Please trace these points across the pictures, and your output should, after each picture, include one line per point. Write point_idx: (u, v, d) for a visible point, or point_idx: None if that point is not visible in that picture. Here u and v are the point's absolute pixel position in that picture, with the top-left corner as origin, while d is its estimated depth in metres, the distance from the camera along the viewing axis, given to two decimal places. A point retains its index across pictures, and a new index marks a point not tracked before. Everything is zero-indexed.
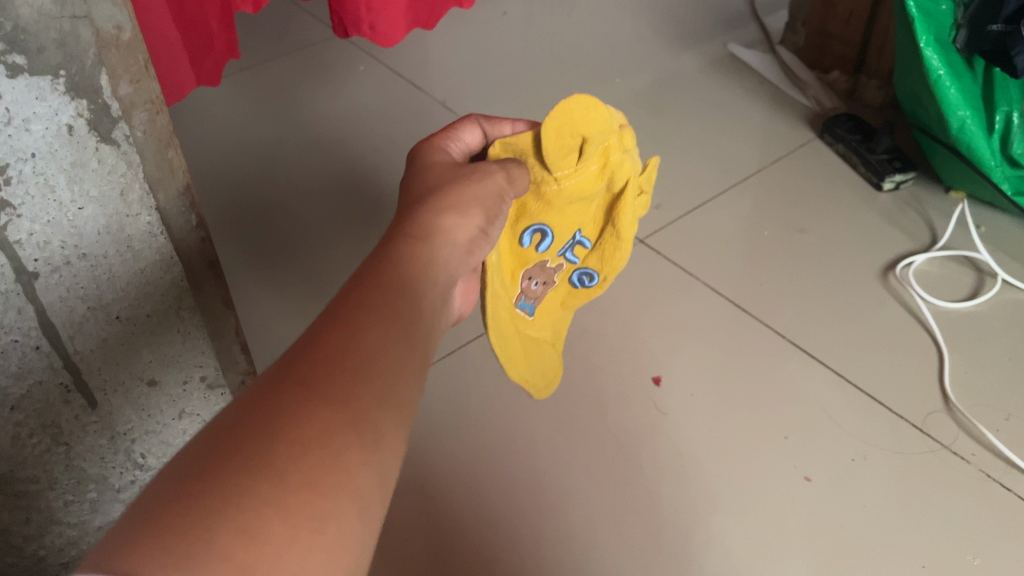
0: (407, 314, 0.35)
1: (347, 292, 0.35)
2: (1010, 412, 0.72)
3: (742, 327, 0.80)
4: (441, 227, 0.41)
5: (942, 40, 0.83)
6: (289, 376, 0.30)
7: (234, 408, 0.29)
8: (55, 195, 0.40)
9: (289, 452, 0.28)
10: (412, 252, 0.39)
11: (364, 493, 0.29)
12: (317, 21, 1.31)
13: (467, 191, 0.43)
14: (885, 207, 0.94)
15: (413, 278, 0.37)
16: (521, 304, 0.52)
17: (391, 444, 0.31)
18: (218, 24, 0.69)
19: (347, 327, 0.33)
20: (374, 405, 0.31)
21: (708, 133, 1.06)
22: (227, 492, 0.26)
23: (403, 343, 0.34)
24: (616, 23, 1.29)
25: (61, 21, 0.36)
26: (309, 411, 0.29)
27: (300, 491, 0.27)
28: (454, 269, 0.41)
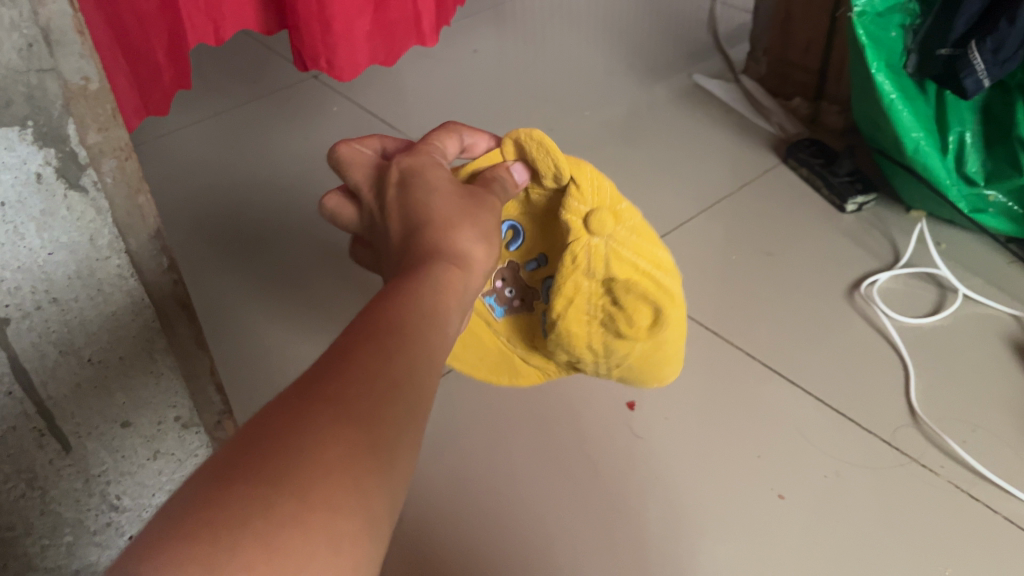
0: (433, 329, 0.35)
1: (379, 299, 0.36)
2: (976, 424, 0.73)
3: (713, 350, 0.81)
4: (467, 254, 0.40)
5: (894, 66, 0.86)
6: (317, 390, 0.30)
7: (266, 414, 0.29)
8: (24, 242, 0.41)
9: (312, 470, 0.28)
10: (448, 276, 0.38)
11: (380, 514, 0.29)
12: (290, 64, 1.33)
13: (489, 222, 0.43)
14: (849, 228, 0.96)
15: (446, 291, 0.37)
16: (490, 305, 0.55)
17: (407, 468, 0.31)
18: (165, 56, 0.70)
19: (377, 343, 0.33)
20: (397, 429, 0.31)
21: (676, 162, 1.08)
22: (247, 510, 0.26)
23: (428, 362, 0.34)
24: (583, 58, 1.32)
25: (28, 75, 0.38)
26: (334, 430, 0.29)
27: (319, 509, 0.27)
28: (475, 294, 0.40)
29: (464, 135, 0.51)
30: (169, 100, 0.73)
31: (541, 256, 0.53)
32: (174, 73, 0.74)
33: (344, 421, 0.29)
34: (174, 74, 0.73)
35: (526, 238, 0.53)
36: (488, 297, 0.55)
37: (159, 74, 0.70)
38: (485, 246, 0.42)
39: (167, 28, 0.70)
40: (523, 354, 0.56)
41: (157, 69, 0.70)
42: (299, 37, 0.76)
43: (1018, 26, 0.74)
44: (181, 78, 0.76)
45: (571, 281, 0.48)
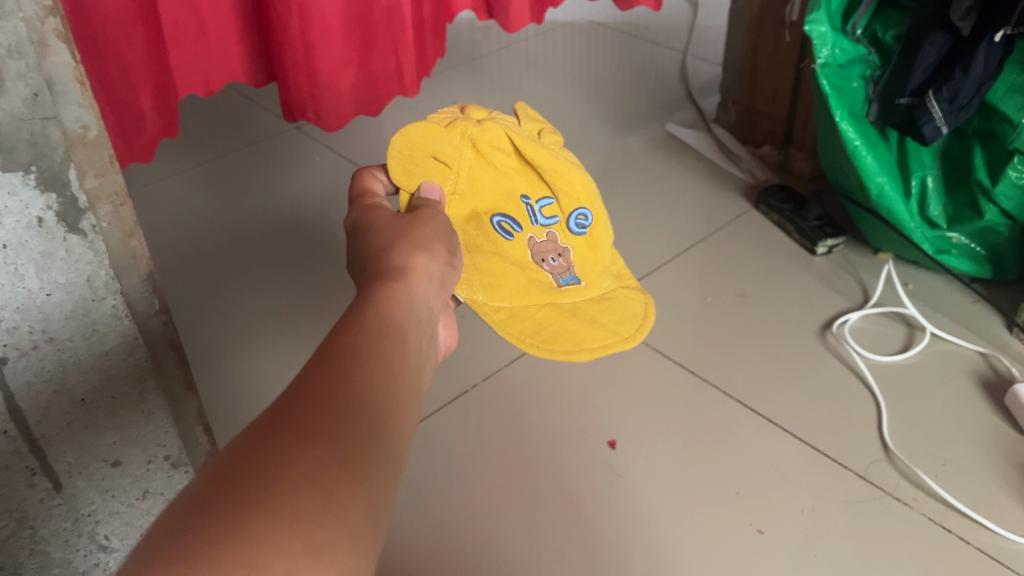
0: (385, 358, 0.39)
1: (328, 339, 0.39)
2: (947, 457, 0.75)
3: (691, 389, 0.83)
4: (412, 265, 0.47)
5: (857, 114, 0.90)
6: (279, 418, 0.33)
7: (234, 445, 0.31)
8: (24, 283, 0.42)
9: (283, 487, 0.30)
10: (393, 291, 0.44)
11: (358, 525, 0.31)
12: (273, 114, 1.36)
13: (428, 231, 0.51)
14: (819, 270, 0.99)
15: (394, 320, 0.42)
16: (564, 279, 0.61)
17: (382, 481, 0.33)
18: (152, 105, 0.72)
19: (327, 373, 0.36)
20: (361, 445, 0.33)
21: (651, 208, 1.12)
22: (225, 529, 0.28)
23: (382, 386, 0.37)
24: (559, 108, 1.36)
25: (32, 123, 0.40)
26: (300, 450, 0.31)
27: (295, 522, 0.29)
28: (428, 300, 0.46)
29: (377, 172, 0.58)
30: (154, 148, 0.75)
31: (524, 199, 0.61)
32: (160, 122, 0.76)
33: (309, 441, 0.32)
34: (162, 123, 0.75)
35: (505, 212, 0.60)
36: (557, 271, 0.61)
37: (145, 123, 0.72)
38: (425, 254, 0.49)
39: (155, 79, 0.72)
40: (601, 262, 0.65)
41: (144, 117, 0.72)
42: (287, 88, 0.79)
43: (972, 74, 0.77)
44: (169, 127, 0.78)
45: (542, 157, 0.61)
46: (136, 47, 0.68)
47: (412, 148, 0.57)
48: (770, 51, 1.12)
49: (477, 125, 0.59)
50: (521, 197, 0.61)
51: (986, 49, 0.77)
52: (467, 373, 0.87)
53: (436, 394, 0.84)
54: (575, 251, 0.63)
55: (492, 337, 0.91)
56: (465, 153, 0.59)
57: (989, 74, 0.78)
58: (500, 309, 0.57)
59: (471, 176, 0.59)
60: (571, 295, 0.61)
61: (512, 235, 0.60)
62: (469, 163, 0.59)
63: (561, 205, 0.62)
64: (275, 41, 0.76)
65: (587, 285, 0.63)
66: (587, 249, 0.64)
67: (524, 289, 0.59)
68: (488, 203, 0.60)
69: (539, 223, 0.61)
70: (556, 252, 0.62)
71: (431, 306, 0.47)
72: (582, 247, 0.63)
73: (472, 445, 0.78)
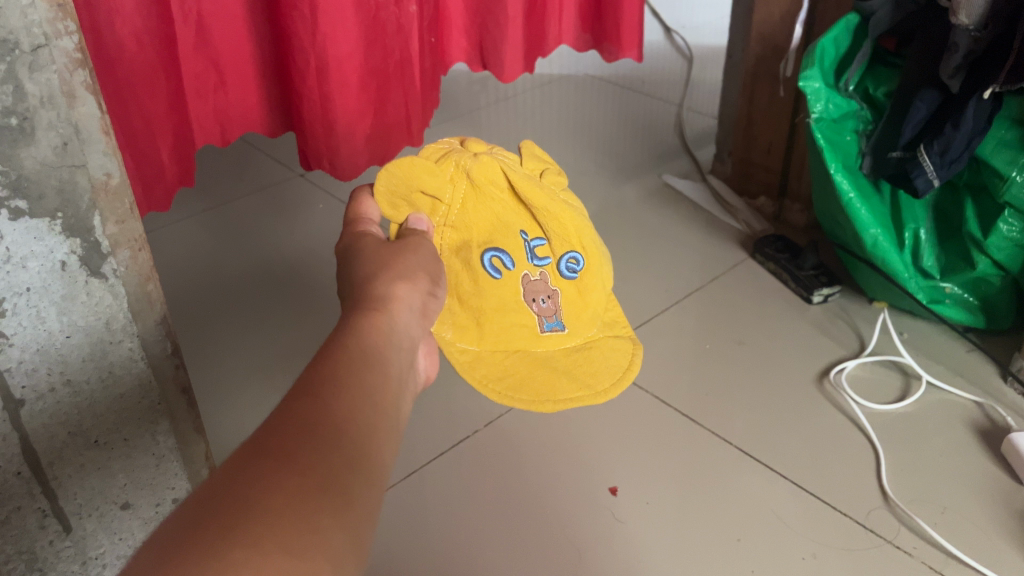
0: (366, 386, 0.40)
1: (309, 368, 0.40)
2: (946, 505, 0.75)
3: (691, 436, 0.84)
4: (393, 294, 0.48)
5: (851, 167, 0.92)
6: (261, 448, 0.33)
7: (216, 473, 0.32)
8: (45, 325, 0.43)
9: (263, 516, 0.30)
10: (375, 320, 0.45)
11: (339, 555, 0.31)
12: (277, 162, 1.38)
13: (411, 260, 0.52)
14: (816, 318, 1.00)
15: (373, 348, 0.43)
16: (547, 325, 0.62)
17: (362, 510, 0.34)
18: (171, 155, 0.74)
19: (309, 402, 0.37)
20: (343, 474, 0.34)
21: (649, 257, 1.13)
22: (207, 556, 0.28)
23: (362, 416, 0.38)
24: (558, 159, 1.39)
25: (61, 170, 0.41)
26: (280, 480, 0.32)
27: (275, 552, 0.29)
28: (409, 327, 0.47)
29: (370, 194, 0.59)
30: (173, 197, 0.77)
31: (520, 235, 0.61)
32: (178, 172, 0.78)
33: (290, 471, 0.32)
34: (180, 173, 0.77)
35: (503, 248, 0.60)
36: (543, 314, 0.62)
37: (165, 173, 0.74)
38: (407, 283, 0.49)
39: (174, 130, 0.74)
40: (591, 308, 0.65)
41: (163, 167, 0.74)
42: (305, 138, 0.82)
43: (962, 129, 0.80)
44: (187, 177, 0.80)
45: (537, 195, 0.61)
46: (157, 99, 0.70)
47: (402, 177, 0.58)
48: (765, 104, 1.15)
49: (472, 157, 0.60)
50: (519, 232, 0.61)
51: (975, 105, 0.79)
52: (469, 420, 0.88)
53: (437, 440, 0.85)
54: (565, 296, 0.63)
55: None
56: (460, 185, 0.59)
57: (978, 129, 0.80)
58: (467, 351, 0.61)
59: (465, 209, 0.60)
60: (548, 342, 0.63)
61: (500, 274, 0.60)
62: (462, 195, 0.59)
63: (553, 247, 0.62)
64: (294, 94, 0.79)
65: (570, 333, 0.64)
66: (578, 295, 0.63)
67: (499, 333, 0.61)
68: (486, 237, 0.60)
69: (533, 262, 0.62)
70: (546, 293, 0.62)
71: (413, 334, 0.48)
72: (574, 293, 0.63)
73: (473, 491, 0.79)
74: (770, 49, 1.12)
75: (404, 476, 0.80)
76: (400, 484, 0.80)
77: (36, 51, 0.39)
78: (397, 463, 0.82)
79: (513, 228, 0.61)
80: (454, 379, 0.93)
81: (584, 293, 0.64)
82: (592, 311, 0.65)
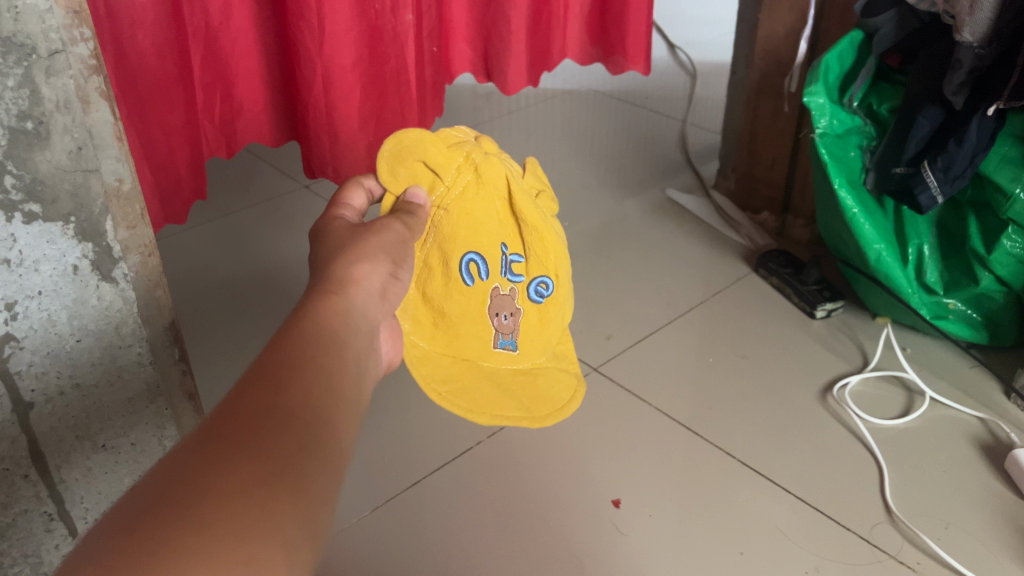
0: (321, 372, 0.40)
1: (263, 356, 0.40)
2: (950, 520, 0.75)
3: (693, 448, 0.84)
4: (353, 277, 0.49)
5: (854, 182, 0.92)
6: (213, 433, 0.34)
7: (168, 457, 0.32)
8: (56, 328, 0.45)
9: (215, 501, 0.30)
10: (332, 301, 0.47)
11: (291, 539, 0.32)
12: (281, 174, 1.39)
13: (371, 243, 0.52)
14: (819, 333, 1.00)
15: (332, 329, 0.44)
16: (501, 341, 0.62)
17: (316, 494, 0.34)
18: (188, 167, 0.75)
19: (264, 388, 0.37)
20: (297, 459, 0.34)
21: (652, 271, 1.14)
22: (157, 539, 0.28)
23: (318, 401, 0.38)
24: (562, 173, 1.40)
25: (74, 174, 0.44)
26: (233, 465, 0.32)
27: (227, 537, 0.29)
28: (368, 311, 0.49)
29: (365, 180, 0.60)
30: (189, 209, 0.78)
31: (502, 247, 0.61)
32: (194, 184, 0.78)
33: (241, 455, 0.33)
34: (195, 185, 0.78)
35: (481, 254, 0.60)
36: (501, 330, 0.62)
37: (182, 185, 0.75)
38: (366, 265, 0.50)
39: (190, 142, 0.75)
40: (548, 337, 0.65)
41: (181, 179, 0.74)
42: (310, 147, 0.83)
43: (965, 145, 0.80)
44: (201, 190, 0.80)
45: (532, 211, 0.61)
46: (173, 111, 0.70)
47: (410, 149, 0.59)
48: (768, 120, 1.16)
49: (483, 154, 0.61)
50: (501, 243, 0.61)
51: (979, 123, 0.80)
52: (471, 431, 0.88)
53: (440, 451, 0.85)
54: (526, 319, 0.63)
55: None
56: (467, 175, 0.60)
57: (982, 145, 0.81)
58: (415, 345, 0.60)
59: (460, 199, 0.60)
60: (496, 359, 0.62)
61: (471, 280, 0.60)
62: (463, 186, 0.60)
63: (529, 267, 0.62)
64: (299, 102, 0.79)
65: (521, 356, 0.64)
66: (538, 322, 0.64)
67: (452, 337, 0.61)
68: (471, 238, 0.59)
69: (506, 276, 0.61)
70: (509, 310, 0.62)
71: (371, 316, 0.49)
72: (535, 319, 0.63)
73: (474, 501, 0.79)
74: (773, 66, 1.12)
75: (407, 487, 0.81)
76: (402, 494, 0.80)
77: (53, 56, 0.41)
78: (400, 473, 0.82)
79: (501, 236, 0.61)
80: None
81: (544, 322, 0.64)
82: (546, 340, 0.65)
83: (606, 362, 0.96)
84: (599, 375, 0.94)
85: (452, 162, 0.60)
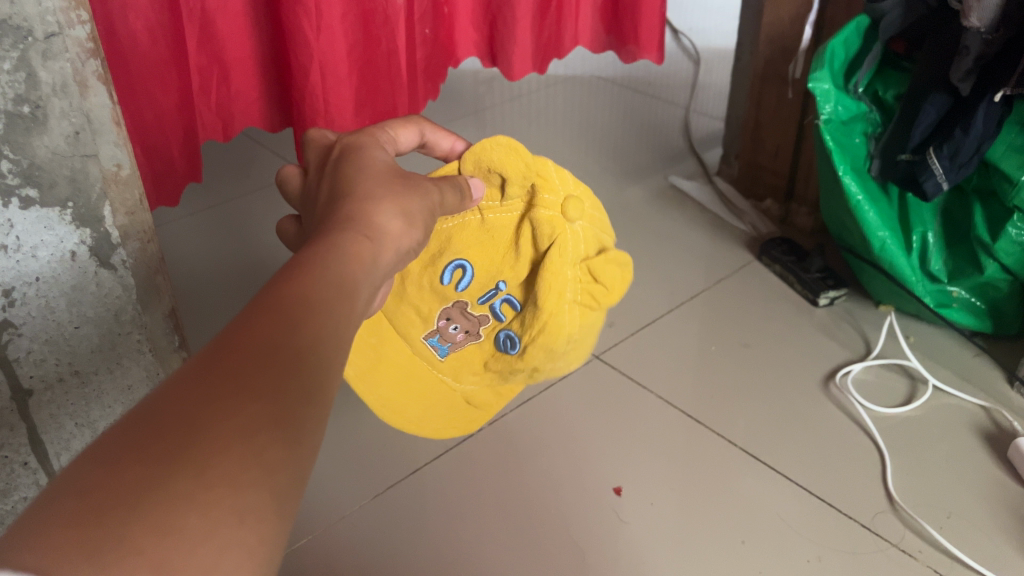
0: (337, 305, 0.36)
1: (276, 276, 0.36)
2: (951, 509, 0.75)
3: (695, 436, 0.84)
4: (385, 231, 0.42)
5: (859, 169, 0.92)
6: (216, 364, 0.30)
7: (164, 388, 0.29)
8: (54, 316, 0.46)
9: (211, 448, 0.27)
10: (360, 244, 0.40)
11: (281, 494, 0.29)
12: (283, 160, 1.39)
13: (410, 202, 0.44)
14: (822, 321, 1.00)
15: (355, 262, 0.38)
16: (432, 339, 0.60)
17: (311, 444, 0.31)
18: (181, 149, 0.75)
19: (276, 317, 0.33)
20: (299, 403, 0.31)
21: (654, 258, 1.13)
22: (142, 487, 0.25)
23: (331, 337, 0.35)
24: (563, 160, 1.39)
25: (72, 160, 0.44)
26: (234, 406, 0.29)
27: (219, 488, 0.27)
28: (391, 266, 0.42)
29: (425, 129, 0.55)
30: (181, 190, 0.78)
31: (495, 282, 0.58)
32: (188, 166, 0.78)
33: (244, 394, 0.29)
34: (190, 166, 0.78)
35: (472, 267, 0.57)
36: (439, 333, 0.59)
37: (174, 167, 0.75)
38: (400, 223, 0.43)
39: (184, 125, 0.75)
40: (487, 375, 0.62)
41: (173, 161, 0.75)
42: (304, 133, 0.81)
43: (971, 133, 0.80)
44: (197, 172, 0.80)
45: (557, 282, 0.54)
46: (167, 93, 0.70)
47: (497, 156, 0.56)
48: (773, 107, 1.15)
49: (563, 215, 0.55)
50: (500, 280, 0.58)
51: (986, 108, 0.79)
52: (472, 418, 0.87)
53: (441, 437, 0.85)
54: (475, 346, 0.60)
55: None
56: (521, 207, 0.57)
57: (988, 134, 0.80)
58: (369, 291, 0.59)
59: (495, 224, 0.57)
60: (424, 352, 0.61)
61: (445, 281, 0.57)
62: (509, 214, 0.57)
63: (514, 316, 0.58)
64: (295, 88, 0.78)
65: (443, 365, 0.61)
66: (482, 362, 0.61)
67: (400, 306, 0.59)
68: (472, 253, 0.57)
69: (485, 303, 0.58)
70: (460, 323, 0.59)
71: (391, 269, 0.42)
72: (483, 355, 0.60)
73: (475, 489, 0.79)
74: (778, 52, 1.11)
75: (408, 475, 0.80)
76: (403, 482, 0.80)
77: (49, 39, 0.41)
78: (401, 460, 0.82)
79: (509, 273, 0.57)
80: None
81: (490, 367, 0.61)
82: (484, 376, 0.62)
83: (607, 350, 0.96)
84: (601, 363, 0.94)
85: (522, 186, 0.56)
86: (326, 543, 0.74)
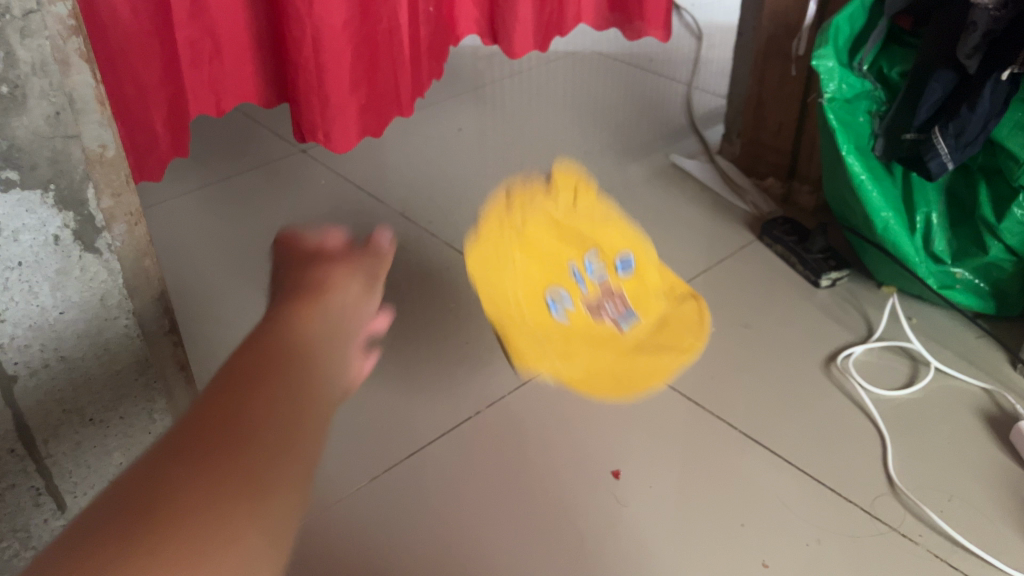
0: (282, 383, 0.45)
1: (216, 376, 0.45)
2: (952, 492, 0.75)
3: (694, 418, 0.83)
4: (332, 288, 0.57)
5: (862, 148, 0.90)
6: (177, 447, 0.38)
7: (140, 468, 0.37)
8: (38, 300, 0.45)
9: (183, 499, 0.36)
10: (302, 317, 0.52)
11: (252, 532, 0.37)
12: (279, 137, 1.37)
13: (343, 267, 0.60)
14: (824, 302, 0.99)
15: (299, 347, 0.49)
16: (620, 315, 0.94)
17: (279, 501, 0.39)
18: (164, 124, 0.76)
19: (224, 402, 0.41)
20: (261, 465, 0.39)
21: (654, 238, 1.12)
22: (149, 523, 0.35)
23: (279, 411, 0.43)
24: (563, 138, 1.38)
25: (53, 141, 0.42)
26: (194, 477, 0.37)
27: (193, 530, 0.35)
28: (342, 346, 0.54)
29: (294, 234, 0.64)
30: (165, 167, 0.79)
31: (576, 268, 0.93)
32: (170, 141, 0.79)
33: (201, 464, 0.38)
34: (172, 141, 0.79)
35: (569, 285, 0.91)
36: (613, 312, 0.94)
37: (158, 143, 0.76)
38: (339, 287, 0.57)
39: (167, 99, 0.75)
40: (654, 293, 0.99)
41: (156, 137, 0.75)
42: (298, 108, 0.82)
43: (978, 111, 0.78)
44: (179, 147, 0.81)
45: (569, 236, 0.92)
46: (149, 66, 0.71)
47: (486, 251, 0.85)
48: (776, 84, 1.13)
49: (520, 213, 0.89)
50: (566, 265, 0.92)
51: (993, 88, 0.78)
52: (469, 400, 0.87)
53: (437, 418, 0.84)
54: (625, 290, 0.97)
55: (492, 364, 0.91)
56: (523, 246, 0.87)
57: (996, 111, 0.79)
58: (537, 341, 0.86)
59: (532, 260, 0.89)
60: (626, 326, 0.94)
61: (555, 306, 0.89)
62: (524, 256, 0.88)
63: (604, 264, 0.95)
64: (289, 64, 0.78)
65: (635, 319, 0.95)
66: (650, 295, 0.99)
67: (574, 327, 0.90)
68: (549, 277, 0.89)
69: (591, 284, 0.94)
70: (610, 304, 0.95)
71: (352, 335, 0.55)
72: (632, 292, 0.97)
73: (473, 471, 0.78)
74: (781, 29, 1.09)
75: (405, 457, 0.80)
76: (400, 464, 0.79)
77: (28, 16, 0.39)
78: (398, 443, 0.82)
79: (571, 257, 0.92)
80: (453, 359, 0.92)
81: (654, 296, 0.99)
82: (649, 286, 0.99)
83: (606, 331, 0.95)
84: (599, 344, 0.93)
85: (512, 237, 0.87)
86: (324, 526, 0.74)
